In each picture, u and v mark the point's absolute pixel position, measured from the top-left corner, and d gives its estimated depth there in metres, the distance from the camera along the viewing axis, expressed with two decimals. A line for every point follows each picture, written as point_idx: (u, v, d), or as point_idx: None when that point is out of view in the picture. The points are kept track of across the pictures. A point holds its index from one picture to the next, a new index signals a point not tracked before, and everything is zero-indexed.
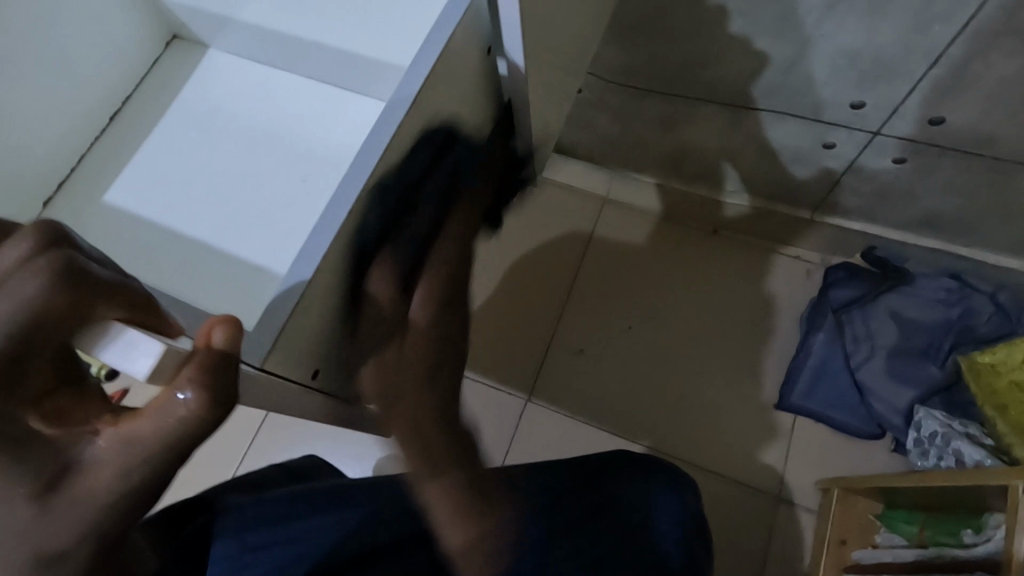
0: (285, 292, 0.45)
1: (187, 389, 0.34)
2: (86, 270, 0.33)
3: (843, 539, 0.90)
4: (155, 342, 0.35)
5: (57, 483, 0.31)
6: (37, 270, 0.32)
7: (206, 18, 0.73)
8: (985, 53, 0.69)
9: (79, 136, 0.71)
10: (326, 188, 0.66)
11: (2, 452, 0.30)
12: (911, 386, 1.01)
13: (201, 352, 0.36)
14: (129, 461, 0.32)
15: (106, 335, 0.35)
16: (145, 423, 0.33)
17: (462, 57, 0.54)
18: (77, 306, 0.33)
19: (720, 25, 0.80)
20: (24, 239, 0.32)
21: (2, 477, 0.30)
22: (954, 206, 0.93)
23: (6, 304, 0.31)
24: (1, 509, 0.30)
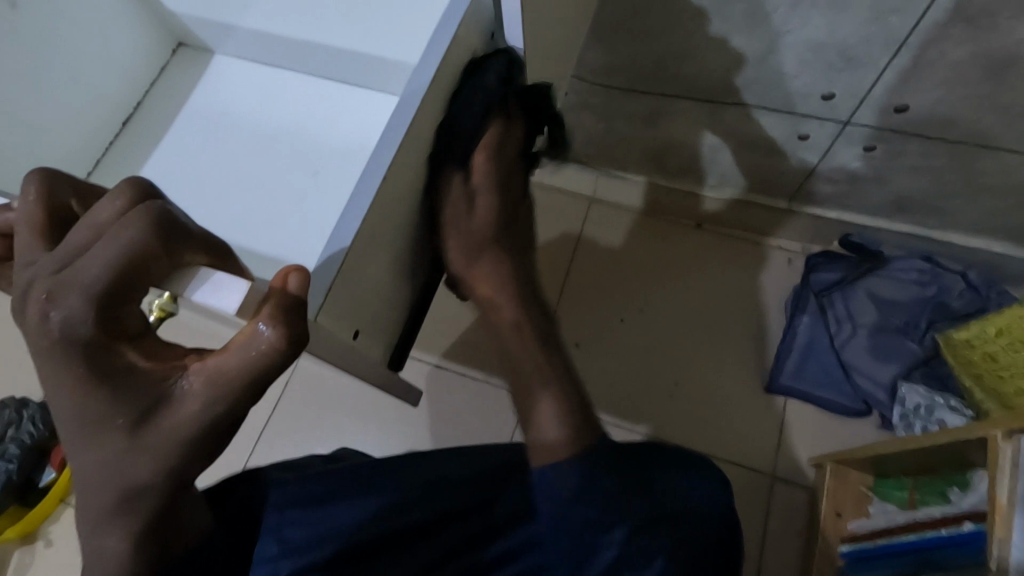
0: (327, 255, 0.47)
1: (267, 323, 0.36)
2: (177, 217, 0.36)
3: (839, 510, 0.93)
4: (241, 282, 0.38)
5: (155, 410, 0.35)
6: (136, 216, 0.34)
7: (210, 24, 0.76)
8: (940, 40, 0.74)
9: (92, 144, 0.73)
10: (341, 179, 0.69)
11: (107, 383, 0.34)
12: (894, 362, 1.05)
13: (275, 293, 0.38)
14: (213, 391, 0.36)
15: (196, 278, 0.39)
16: (228, 356, 0.36)
17: (464, 47, 0.56)
18: (172, 250, 0.36)
19: (695, 23, 0.85)
20: (119, 193, 0.36)
21: (107, 405, 0.34)
22: (925, 188, 0.98)
23: (111, 246, 0.33)
24: (109, 433, 0.35)
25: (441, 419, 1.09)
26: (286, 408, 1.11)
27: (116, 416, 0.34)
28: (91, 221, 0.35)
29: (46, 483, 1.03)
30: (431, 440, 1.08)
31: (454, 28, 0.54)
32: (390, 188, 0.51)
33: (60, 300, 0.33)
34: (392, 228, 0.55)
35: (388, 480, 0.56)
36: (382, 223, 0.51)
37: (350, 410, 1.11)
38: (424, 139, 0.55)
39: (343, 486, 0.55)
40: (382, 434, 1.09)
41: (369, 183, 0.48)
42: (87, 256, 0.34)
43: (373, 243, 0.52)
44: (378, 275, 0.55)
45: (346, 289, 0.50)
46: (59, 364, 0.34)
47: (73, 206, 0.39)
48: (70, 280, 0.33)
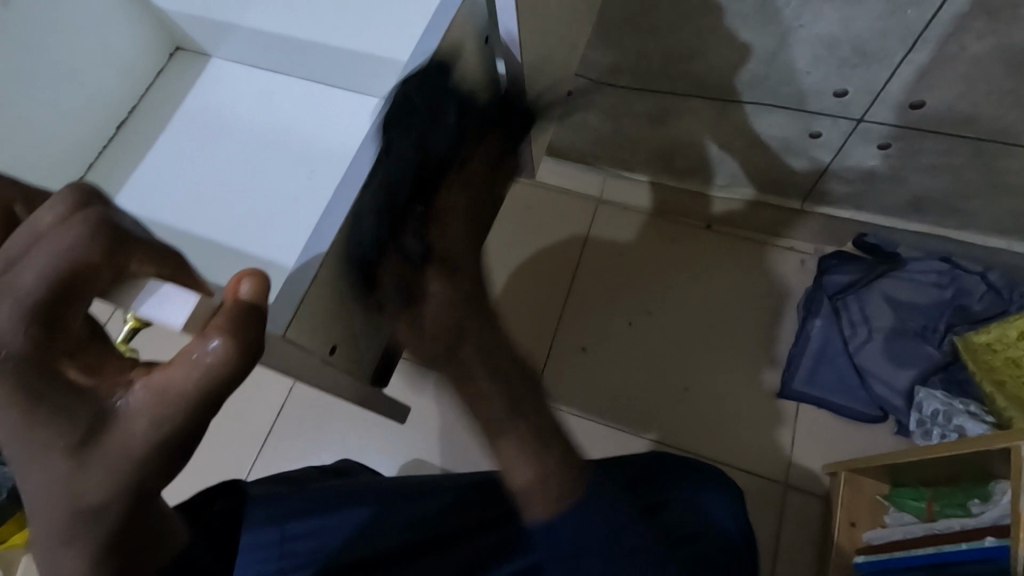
0: (301, 265, 0.47)
1: (217, 336, 0.33)
2: (124, 227, 0.35)
3: (853, 520, 0.90)
4: (189, 294, 0.38)
5: (95, 433, 0.31)
6: (78, 226, 0.33)
7: (208, 26, 0.75)
8: (962, 32, 0.71)
9: (83, 150, 0.72)
10: (332, 182, 0.67)
11: (42, 404, 0.30)
12: (912, 367, 1.02)
13: (229, 303, 0.35)
14: (162, 410, 0.32)
15: (143, 291, 0.38)
16: (175, 372, 0.32)
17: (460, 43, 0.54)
18: (115, 262, 0.35)
19: (702, 19, 0.82)
20: (62, 199, 0.34)
21: (44, 428, 0.30)
22: (944, 187, 0.95)
23: (47, 254, 0.32)
24: (47, 461, 0.30)
25: (445, 425, 1.07)
26: (291, 412, 1.11)
27: (56, 440, 0.30)
28: (29, 227, 0.33)
29: None
30: (434, 446, 1.06)
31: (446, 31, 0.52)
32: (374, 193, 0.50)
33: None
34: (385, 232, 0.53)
35: (361, 496, 0.62)
36: (363, 229, 0.50)
37: (351, 415, 1.10)
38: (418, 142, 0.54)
39: (321, 500, 0.61)
40: (385, 440, 1.08)
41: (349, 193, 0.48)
42: (22, 265, 0.32)
43: (364, 249, 0.50)
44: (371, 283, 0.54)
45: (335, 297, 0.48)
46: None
47: (18, 210, 0.37)
48: (3, 289, 0.31)
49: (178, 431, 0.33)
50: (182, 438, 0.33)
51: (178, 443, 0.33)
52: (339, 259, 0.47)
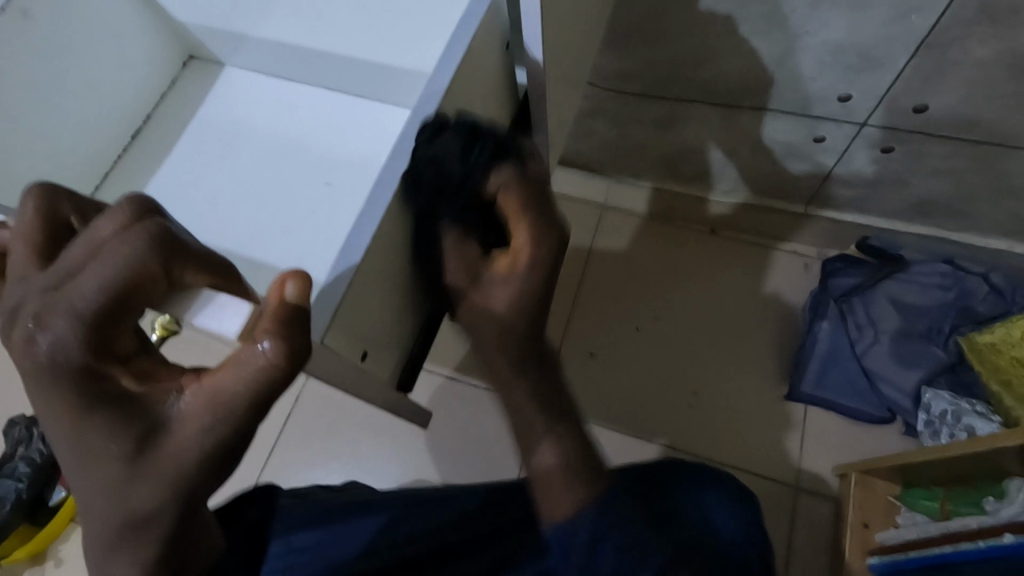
0: (336, 274, 0.46)
1: (266, 339, 0.33)
2: (180, 238, 0.34)
3: (867, 521, 0.90)
4: (243, 303, 0.37)
5: (152, 438, 0.32)
6: (134, 236, 0.32)
7: (224, 36, 0.75)
8: (966, 39, 0.73)
9: (102, 157, 0.72)
10: (354, 190, 0.68)
11: (100, 410, 0.31)
12: (919, 368, 1.03)
13: (273, 305, 0.34)
14: (211, 416, 0.32)
15: (199, 301, 0.37)
16: (223, 376, 0.33)
17: (487, 51, 0.55)
18: (169, 274, 0.34)
19: (711, 27, 0.84)
20: (117, 208, 0.33)
21: (102, 435, 0.31)
22: (948, 190, 0.97)
23: (103, 268, 0.31)
24: (107, 463, 0.32)
25: (457, 432, 1.08)
26: (300, 420, 1.10)
27: (113, 445, 0.32)
28: (86, 238, 0.32)
29: (55, 502, 1.01)
30: (445, 454, 1.06)
31: (473, 30, 0.51)
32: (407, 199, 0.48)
33: (48, 324, 0.30)
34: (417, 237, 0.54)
35: (379, 507, 0.60)
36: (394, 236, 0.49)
37: (361, 423, 1.09)
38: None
39: (342, 510, 0.60)
40: (396, 447, 1.08)
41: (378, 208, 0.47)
42: (78, 277, 0.31)
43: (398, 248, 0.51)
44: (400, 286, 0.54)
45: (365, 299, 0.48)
46: (45, 387, 0.31)
47: (73, 221, 0.37)
48: (59, 300, 0.31)
49: (223, 438, 0.33)
50: (228, 441, 0.33)
51: (223, 446, 0.33)
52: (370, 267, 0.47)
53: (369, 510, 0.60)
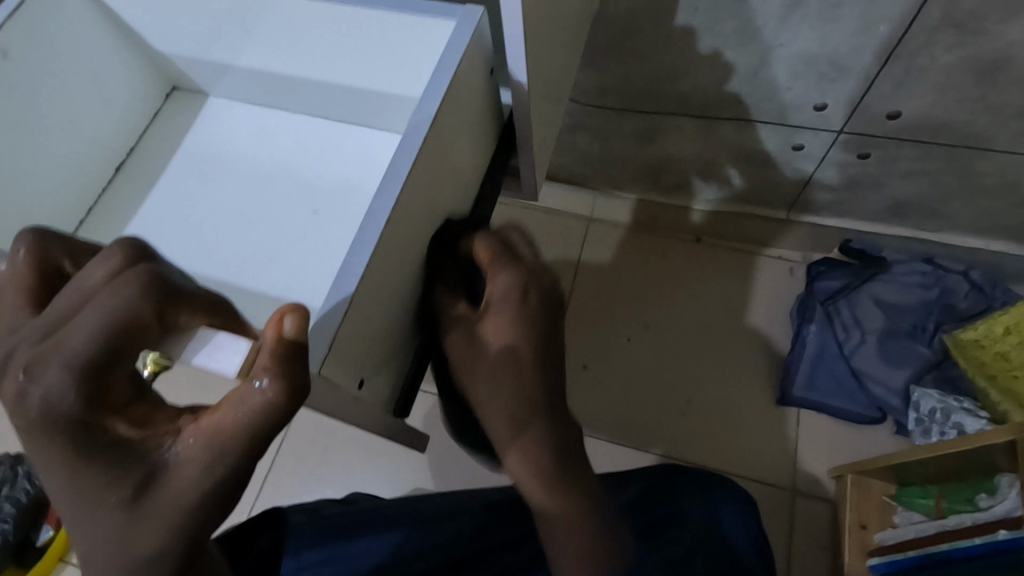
0: (330, 305, 0.43)
1: (263, 376, 0.32)
2: (173, 281, 0.33)
3: (864, 523, 0.91)
4: (243, 341, 0.36)
5: (151, 483, 0.31)
6: (126, 281, 0.32)
7: (204, 67, 0.73)
8: (932, 46, 0.75)
9: (84, 195, 0.71)
10: (341, 216, 0.67)
11: (97, 461, 0.30)
12: (905, 367, 1.05)
13: (270, 341, 0.33)
14: (212, 456, 0.32)
15: (196, 340, 0.36)
16: (224, 415, 0.32)
17: (473, 75, 0.55)
18: (164, 317, 0.33)
19: (686, 40, 0.85)
20: (111, 254, 0.33)
21: (100, 485, 0.30)
22: (925, 192, 0.99)
23: (97, 314, 0.30)
24: (104, 512, 0.31)
25: (454, 452, 1.07)
26: (292, 446, 1.08)
27: (110, 492, 0.31)
28: (78, 286, 0.32)
29: (41, 543, 0.97)
30: (442, 473, 1.06)
31: (460, 54, 0.51)
32: (400, 224, 0.47)
33: (38, 375, 0.29)
34: (416, 257, 0.53)
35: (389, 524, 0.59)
36: (391, 261, 0.47)
37: (355, 445, 1.08)
38: (441, 166, 0.53)
39: (345, 526, 0.58)
40: (392, 470, 1.06)
41: (371, 233, 0.44)
42: (71, 324, 0.31)
43: (399, 279, 0.50)
44: (404, 309, 0.54)
45: (368, 324, 0.47)
46: (37, 440, 0.30)
47: (64, 265, 0.36)
48: (49, 351, 0.30)
49: (221, 482, 0.32)
50: (226, 481, 0.33)
51: (220, 488, 0.33)
52: (366, 293, 0.45)
53: (376, 527, 0.58)
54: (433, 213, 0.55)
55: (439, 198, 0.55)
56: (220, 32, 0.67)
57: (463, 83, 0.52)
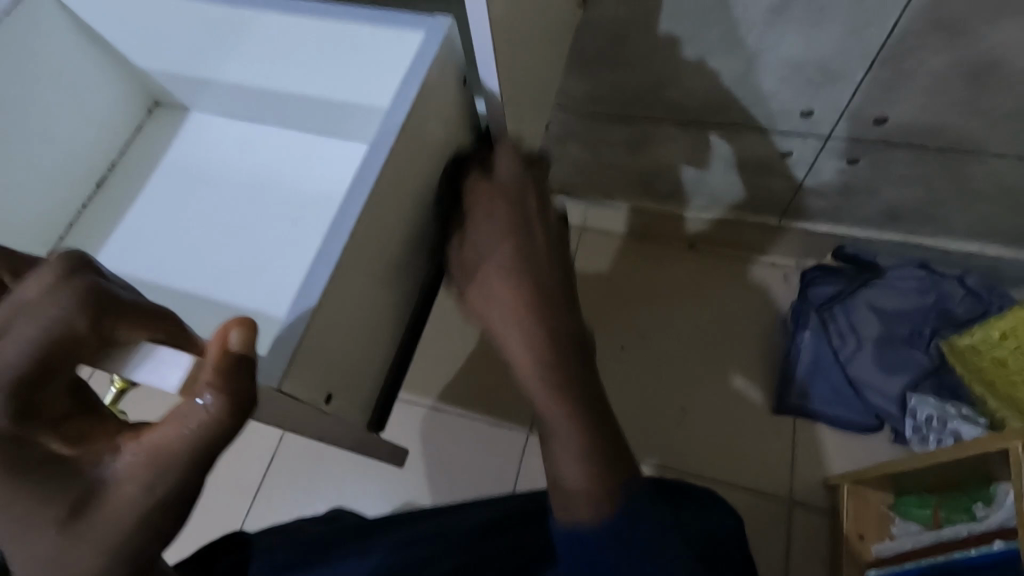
0: (290, 321, 0.42)
1: (206, 393, 0.32)
2: (112, 293, 0.34)
3: (862, 534, 0.90)
4: (184, 355, 0.36)
5: (84, 503, 0.29)
6: (63, 294, 0.32)
7: (188, 82, 0.73)
8: (917, 49, 0.75)
9: (65, 208, 0.71)
10: (316, 229, 0.67)
11: (25, 479, 0.28)
12: (902, 373, 1.03)
13: (215, 355, 0.34)
14: (158, 471, 0.30)
15: (139, 354, 0.36)
16: (167, 432, 0.31)
17: (446, 86, 0.54)
18: (102, 330, 0.33)
19: (671, 48, 0.85)
20: (49, 268, 0.34)
21: (27, 505, 0.28)
22: (916, 196, 0.98)
23: (32, 326, 0.31)
24: (29, 537, 0.28)
25: (447, 465, 1.06)
26: (281, 462, 1.07)
27: (44, 511, 0.28)
28: (13, 299, 0.32)
29: None
30: (434, 486, 1.04)
31: (431, 63, 0.50)
32: (368, 234, 0.46)
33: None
34: (388, 270, 0.53)
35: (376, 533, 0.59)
36: (358, 273, 0.47)
37: (346, 459, 1.07)
38: (413, 176, 0.53)
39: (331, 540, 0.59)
40: (383, 484, 1.05)
41: (335, 244, 0.44)
42: (3, 337, 0.31)
43: (370, 289, 0.50)
44: (376, 320, 0.53)
45: (336, 336, 0.46)
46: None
47: (3, 279, 0.36)
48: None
49: (173, 499, 0.32)
50: (177, 499, 0.32)
51: (171, 507, 0.32)
52: (331, 304, 0.44)
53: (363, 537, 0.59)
54: (406, 224, 0.54)
55: (412, 209, 0.54)
56: (204, 48, 0.67)
57: (434, 92, 0.52)
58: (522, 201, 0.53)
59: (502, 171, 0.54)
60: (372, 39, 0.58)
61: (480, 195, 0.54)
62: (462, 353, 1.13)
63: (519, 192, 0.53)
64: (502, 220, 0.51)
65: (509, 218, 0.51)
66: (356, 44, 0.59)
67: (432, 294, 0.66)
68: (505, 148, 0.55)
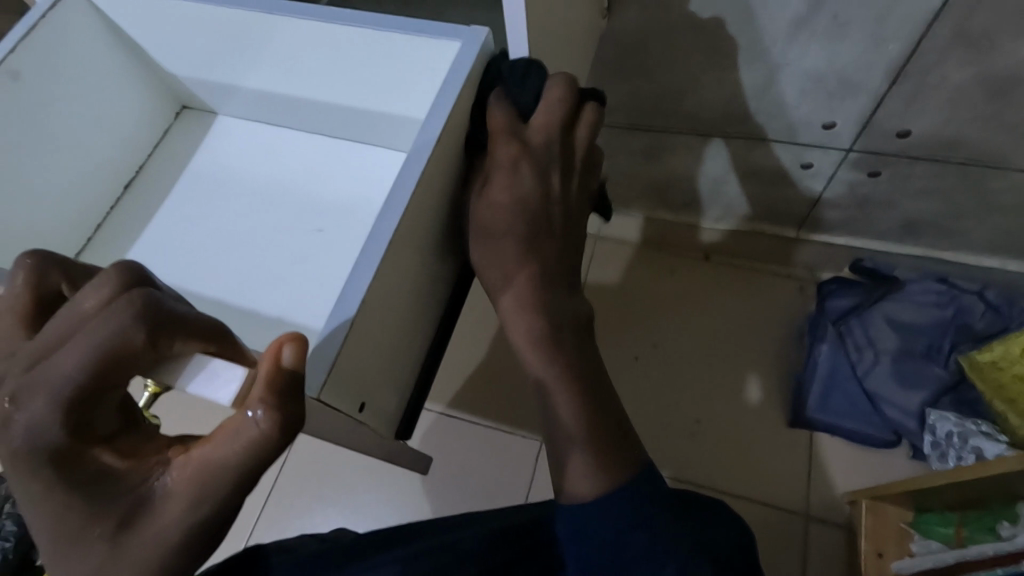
0: (330, 328, 0.42)
1: (257, 407, 0.32)
2: (166, 306, 0.32)
3: (880, 550, 0.88)
4: (239, 370, 0.35)
5: (132, 518, 0.31)
6: (118, 309, 0.31)
7: (214, 87, 0.74)
8: (943, 64, 0.75)
9: (91, 211, 0.71)
10: (345, 235, 0.67)
11: (80, 492, 0.30)
12: (920, 388, 1.02)
13: (267, 370, 0.32)
14: (199, 490, 0.31)
15: (192, 366, 0.35)
16: (214, 449, 0.32)
17: (479, 96, 0.55)
18: (157, 346, 0.32)
19: (691, 60, 0.85)
20: (105, 282, 0.32)
21: (82, 518, 0.30)
22: (937, 210, 0.98)
23: (87, 342, 0.30)
24: (83, 548, 0.30)
25: (460, 472, 1.05)
26: (294, 468, 1.07)
27: (93, 525, 0.31)
28: (71, 314, 0.31)
29: None
30: (446, 494, 1.04)
31: (466, 74, 0.51)
32: (403, 244, 0.46)
33: (25, 404, 0.29)
34: (419, 279, 0.53)
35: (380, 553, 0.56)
36: (393, 282, 0.47)
37: (359, 465, 1.07)
38: (445, 186, 0.53)
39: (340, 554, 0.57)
40: (396, 491, 1.05)
41: (373, 254, 0.44)
42: (61, 352, 0.30)
43: (401, 298, 0.50)
44: (406, 329, 0.53)
45: (371, 345, 0.46)
46: (18, 472, 0.30)
47: (62, 288, 0.36)
48: (36, 378, 0.30)
49: (217, 512, 0.32)
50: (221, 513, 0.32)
51: (213, 522, 0.32)
52: (368, 313, 0.44)
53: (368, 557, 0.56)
54: (438, 232, 0.54)
55: (444, 219, 0.55)
56: (231, 55, 0.67)
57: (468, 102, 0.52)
58: (548, 162, 0.52)
59: (537, 120, 0.52)
60: (405, 49, 0.58)
61: (509, 146, 0.51)
62: (476, 360, 1.13)
63: (548, 151, 0.52)
64: (528, 177, 0.51)
65: (533, 178, 0.52)
66: (389, 53, 0.59)
67: (458, 303, 0.65)
68: (553, 90, 0.52)
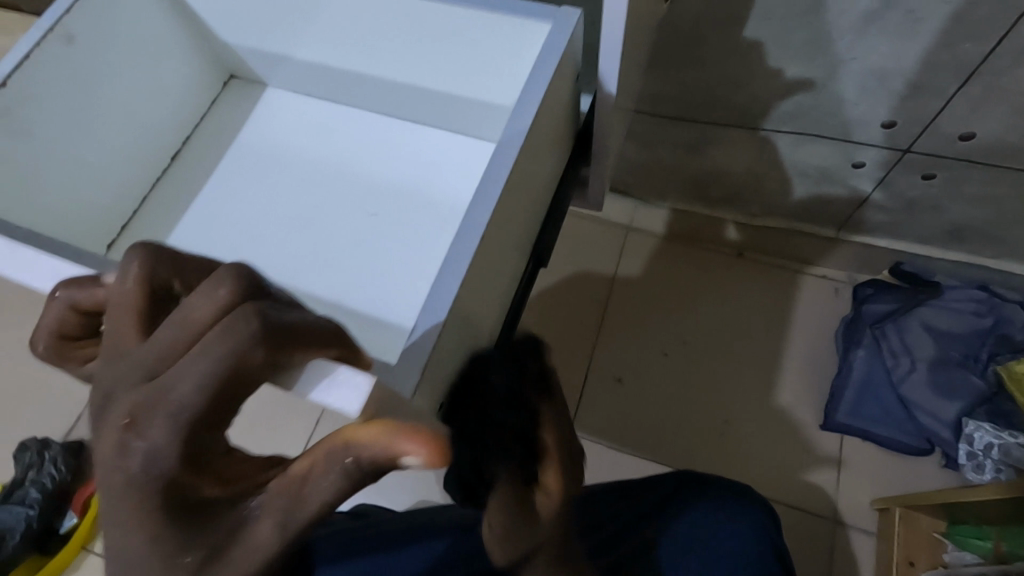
0: (420, 331, 0.40)
1: (359, 462, 0.30)
2: (283, 321, 0.31)
3: (912, 560, 0.89)
4: (363, 377, 0.34)
5: (225, 546, 0.30)
6: (234, 325, 0.29)
7: (261, 56, 0.71)
8: (1017, 67, 0.72)
9: (139, 183, 0.69)
10: (402, 217, 0.66)
11: (179, 519, 0.30)
12: (958, 398, 0.99)
13: (387, 450, 0.30)
14: (289, 523, 0.30)
15: (314, 371, 0.33)
16: (311, 466, 0.31)
17: (562, 86, 0.52)
18: (276, 361, 0.30)
19: (751, 51, 0.82)
20: (218, 287, 0.31)
21: (177, 546, 0.30)
22: (988, 218, 0.95)
23: (206, 362, 0.28)
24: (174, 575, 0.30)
25: None
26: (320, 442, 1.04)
27: (182, 554, 0.30)
28: (183, 320, 0.31)
29: (66, 530, 0.96)
30: None
31: (554, 64, 0.48)
32: (489, 241, 0.45)
33: (145, 429, 0.29)
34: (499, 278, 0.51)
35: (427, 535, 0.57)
36: (477, 281, 0.45)
37: None
38: (524, 182, 0.51)
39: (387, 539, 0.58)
40: (418, 477, 1.04)
41: (462, 253, 0.42)
42: (178, 370, 0.29)
43: (482, 298, 0.48)
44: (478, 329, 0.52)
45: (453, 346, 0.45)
46: (125, 497, 0.29)
47: (175, 287, 0.34)
48: (155, 402, 0.29)
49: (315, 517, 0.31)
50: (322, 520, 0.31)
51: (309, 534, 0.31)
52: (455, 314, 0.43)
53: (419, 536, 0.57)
54: (515, 231, 0.53)
55: (520, 221, 0.53)
56: (282, 23, 0.65)
57: (552, 92, 0.50)
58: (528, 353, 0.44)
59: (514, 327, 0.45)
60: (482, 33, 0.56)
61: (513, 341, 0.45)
62: None
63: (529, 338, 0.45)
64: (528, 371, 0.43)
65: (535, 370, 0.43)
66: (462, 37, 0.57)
67: None
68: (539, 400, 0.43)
